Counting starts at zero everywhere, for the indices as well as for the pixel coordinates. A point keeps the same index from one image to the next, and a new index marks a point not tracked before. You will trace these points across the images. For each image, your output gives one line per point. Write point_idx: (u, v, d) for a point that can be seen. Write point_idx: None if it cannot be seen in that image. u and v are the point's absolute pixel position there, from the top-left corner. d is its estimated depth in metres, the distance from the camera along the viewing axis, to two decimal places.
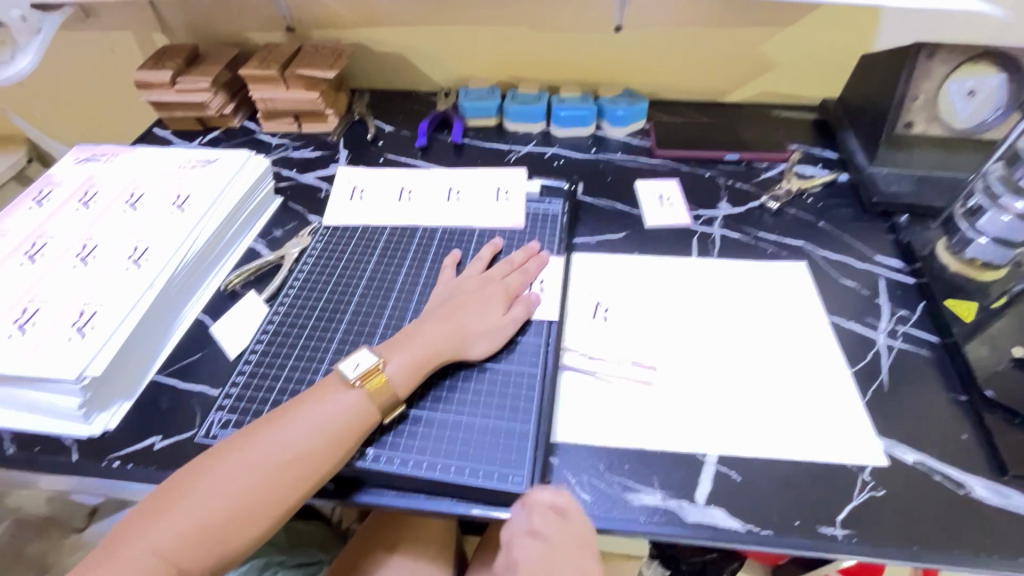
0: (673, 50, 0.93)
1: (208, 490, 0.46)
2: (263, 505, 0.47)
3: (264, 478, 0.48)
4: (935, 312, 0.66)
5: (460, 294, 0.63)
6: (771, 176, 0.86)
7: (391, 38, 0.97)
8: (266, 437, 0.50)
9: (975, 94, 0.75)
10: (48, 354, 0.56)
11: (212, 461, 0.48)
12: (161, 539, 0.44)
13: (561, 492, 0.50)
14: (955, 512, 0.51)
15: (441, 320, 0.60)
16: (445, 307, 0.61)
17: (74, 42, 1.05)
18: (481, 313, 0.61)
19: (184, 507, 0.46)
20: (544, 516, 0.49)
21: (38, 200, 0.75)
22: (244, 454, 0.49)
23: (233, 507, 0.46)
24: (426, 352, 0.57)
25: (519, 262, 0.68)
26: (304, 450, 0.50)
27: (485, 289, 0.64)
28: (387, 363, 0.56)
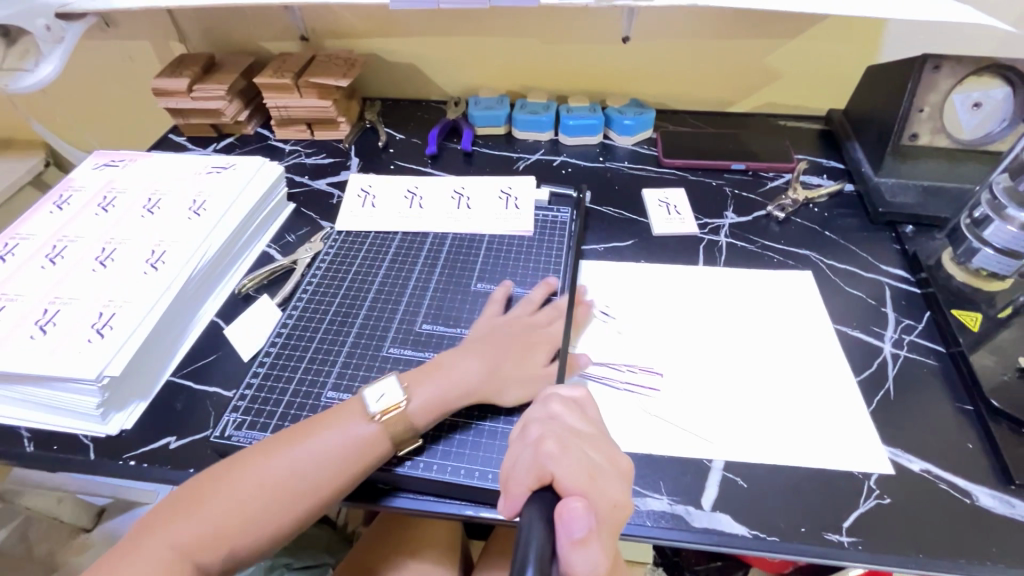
0: (680, 61, 0.94)
1: (228, 497, 0.49)
2: (276, 516, 0.49)
3: (274, 498, 0.49)
4: (941, 321, 0.67)
5: (503, 334, 0.62)
6: (778, 186, 0.87)
7: (403, 48, 0.99)
8: (286, 452, 0.51)
9: (981, 106, 0.75)
10: (68, 355, 0.58)
11: (234, 467, 0.50)
12: (182, 535, 0.47)
13: (578, 390, 0.49)
14: (960, 521, 0.51)
15: (480, 357, 0.59)
16: (484, 341, 0.61)
17: (94, 50, 1.07)
18: (521, 364, 0.60)
19: (209, 508, 0.48)
20: (559, 404, 0.47)
21: (59, 204, 0.77)
22: (262, 467, 0.50)
23: (246, 515, 0.48)
24: (459, 390, 0.56)
25: (565, 309, 0.66)
26: (313, 470, 0.51)
27: (530, 338, 0.62)
28: (411, 399, 0.55)
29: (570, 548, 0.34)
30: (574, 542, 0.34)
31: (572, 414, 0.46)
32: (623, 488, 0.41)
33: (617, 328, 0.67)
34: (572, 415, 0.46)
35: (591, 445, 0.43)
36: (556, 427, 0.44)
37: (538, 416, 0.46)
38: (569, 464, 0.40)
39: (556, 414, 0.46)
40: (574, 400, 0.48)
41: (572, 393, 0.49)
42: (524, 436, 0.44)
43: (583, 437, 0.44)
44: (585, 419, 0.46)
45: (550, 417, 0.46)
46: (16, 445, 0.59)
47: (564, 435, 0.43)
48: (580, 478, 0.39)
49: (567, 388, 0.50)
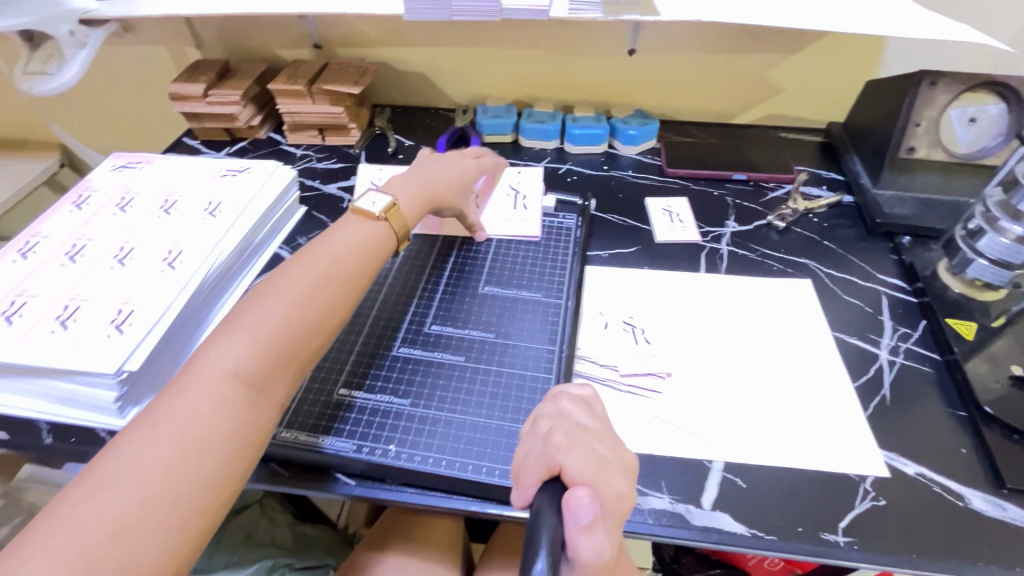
0: (684, 73, 0.97)
1: (264, 310, 0.53)
2: (316, 302, 0.56)
3: (310, 289, 0.56)
4: (936, 330, 0.68)
5: (446, 165, 0.77)
6: (778, 196, 0.89)
7: (414, 57, 1.02)
8: (298, 266, 0.58)
9: (976, 121, 0.78)
10: (89, 350, 0.59)
11: (248, 304, 0.54)
12: (230, 358, 0.49)
13: (585, 388, 0.51)
14: (952, 522, 0.53)
15: (433, 169, 0.75)
16: (430, 163, 0.76)
17: (111, 55, 1.10)
18: (463, 188, 0.77)
19: (241, 331, 0.51)
20: (568, 401, 0.49)
21: (78, 204, 0.79)
22: (281, 284, 0.56)
23: (291, 318, 0.53)
24: (428, 192, 0.72)
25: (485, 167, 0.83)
26: (337, 266, 0.59)
27: (465, 181, 0.78)
28: (399, 200, 0.68)
29: (577, 533, 0.36)
30: (580, 528, 0.36)
31: (579, 410, 0.48)
32: (628, 481, 0.43)
33: (617, 325, 0.69)
34: (580, 412, 0.48)
35: (596, 439, 0.45)
36: (564, 421, 0.46)
37: (547, 412, 0.48)
38: (577, 454, 0.41)
39: (565, 410, 0.48)
40: (582, 399, 0.50)
41: (580, 391, 0.51)
42: (534, 429, 0.46)
43: (591, 431, 0.45)
44: (591, 415, 0.48)
45: (560, 414, 0.47)
46: (37, 438, 0.61)
47: (572, 429, 0.44)
48: (586, 469, 0.41)
49: (574, 386, 0.52)
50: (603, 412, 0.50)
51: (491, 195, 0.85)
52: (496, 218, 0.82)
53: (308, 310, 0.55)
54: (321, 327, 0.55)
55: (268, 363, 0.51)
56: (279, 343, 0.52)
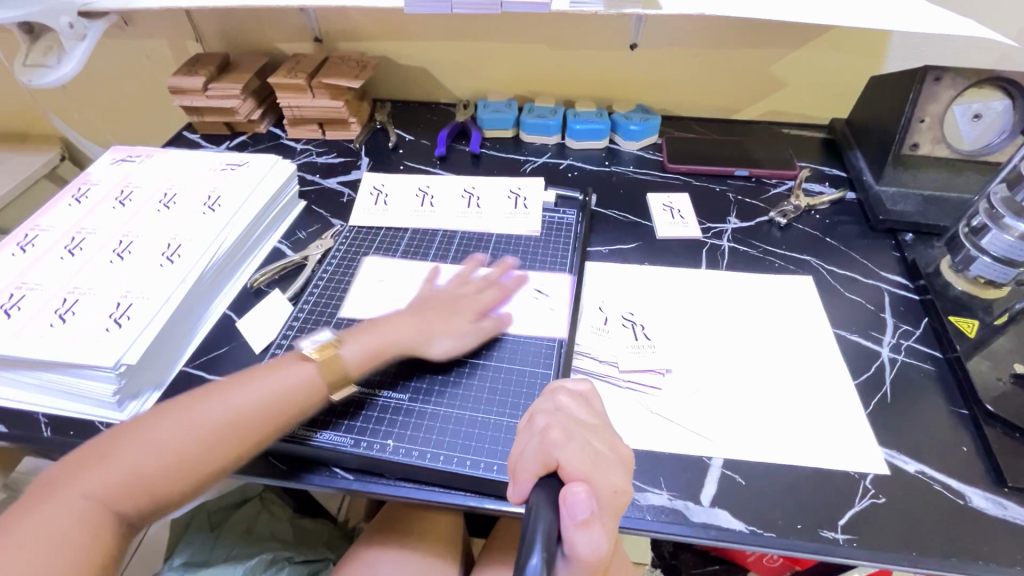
0: (686, 69, 0.96)
1: (156, 438, 0.50)
2: (210, 449, 0.51)
3: (210, 433, 0.52)
4: (938, 327, 0.68)
5: (428, 301, 0.67)
6: (780, 192, 0.89)
7: (415, 51, 1.01)
8: (219, 396, 0.54)
9: (981, 117, 0.77)
10: (87, 343, 0.59)
11: (155, 419, 0.52)
12: (96, 484, 0.47)
13: (583, 382, 0.52)
14: (952, 520, 0.53)
15: (408, 317, 0.64)
16: (412, 309, 0.66)
17: (111, 48, 1.09)
18: (449, 318, 0.65)
19: (124, 455, 0.49)
20: (565, 396, 0.49)
21: (77, 197, 0.78)
22: (191, 412, 0.52)
23: (175, 458, 0.50)
24: (386, 340, 0.62)
25: (496, 278, 0.70)
26: (248, 412, 0.54)
27: (456, 300, 0.67)
28: (344, 345, 0.61)
29: (573, 530, 0.35)
30: (577, 523, 0.35)
31: (576, 407, 0.48)
32: (624, 476, 0.43)
33: (616, 320, 0.69)
34: (579, 408, 0.48)
35: (592, 435, 0.45)
36: (561, 417, 0.46)
37: (544, 409, 0.48)
38: (573, 451, 0.41)
39: (562, 406, 0.48)
40: (580, 394, 0.50)
41: (578, 387, 0.51)
42: (531, 426, 0.46)
43: (588, 427, 0.45)
44: (587, 411, 0.48)
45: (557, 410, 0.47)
46: (35, 430, 0.60)
47: (569, 425, 0.44)
48: (583, 465, 0.40)
49: (571, 383, 0.52)
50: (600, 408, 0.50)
51: (518, 293, 0.70)
52: (525, 316, 0.68)
53: (197, 455, 0.51)
54: (202, 475, 0.51)
55: (131, 498, 0.48)
56: (150, 482, 0.49)
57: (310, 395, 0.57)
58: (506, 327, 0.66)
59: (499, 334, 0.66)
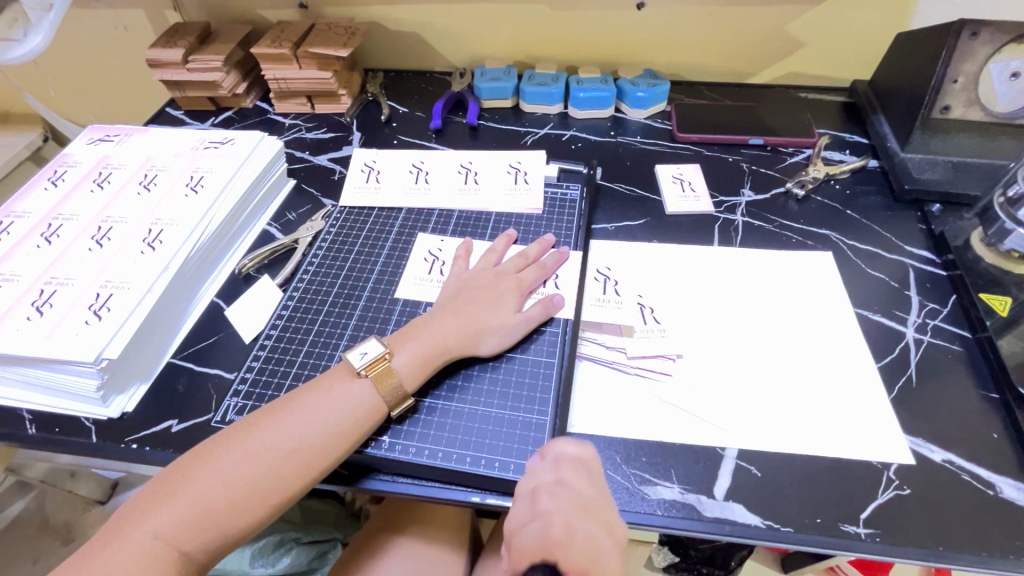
0: (697, 29, 0.89)
1: (221, 471, 0.47)
2: (277, 481, 0.48)
3: (275, 464, 0.48)
4: (967, 306, 0.64)
5: (472, 289, 0.62)
6: (797, 162, 0.83)
7: (406, 16, 0.95)
8: (280, 421, 0.50)
9: (1020, 75, 0.70)
10: (66, 337, 0.56)
11: (216, 450, 0.48)
12: (164, 523, 0.44)
13: (585, 446, 0.49)
14: (982, 512, 0.50)
15: (454, 312, 0.59)
16: (456, 302, 0.61)
17: (86, 19, 1.03)
18: (494, 308, 0.60)
19: (190, 490, 0.46)
20: (567, 465, 0.47)
21: (53, 181, 0.74)
22: (253, 442, 0.49)
23: (243, 493, 0.47)
24: (437, 345, 0.57)
25: (534, 257, 0.66)
26: (311, 440, 0.49)
27: (498, 284, 0.62)
28: (394, 355, 0.56)
29: None
30: None
31: (580, 482, 0.45)
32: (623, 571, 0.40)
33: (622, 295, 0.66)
34: (580, 480, 0.45)
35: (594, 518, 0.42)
36: (565, 496, 0.43)
37: (547, 483, 0.45)
38: (576, 545, 0.38)
39: (565, 478, 0.45)
40: (579, 460, 0.47)
41: (578, 450, 0.48)
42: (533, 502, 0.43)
43: (592, 510, 0.43)
44: (592, 488, 0.45)
45: (558, 483, 0.45)
46: (19, 427, 0.58)
47: (572, 510, 0.42)
48: (583, 557, 0.38)
49: (573, 447, 0.49)
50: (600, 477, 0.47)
51: (559, 270, 0.67)
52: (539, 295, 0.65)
53: (262, 489, 0.47)
54: (267, 509, 0.48)
55: (195, 541, 0.45)
56: (215, 526, 0.46)
57: (368, 415, 0.52)
58: (556, 309, 0.62)
59: (548, 318, 0.62)
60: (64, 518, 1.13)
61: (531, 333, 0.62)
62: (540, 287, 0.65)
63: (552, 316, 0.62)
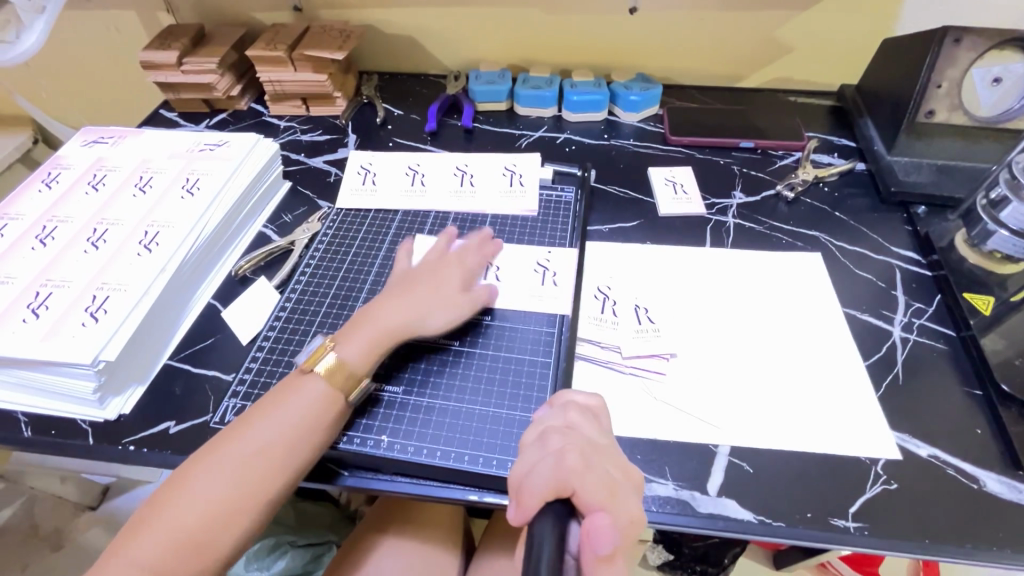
0: (688, 34, 0.91)
1: (193, 492, 0.47)
2: (253, 487, 0.48)
3: (247, 472, 0.49)
4: (952, 304, 0.65)
5: (407, 275, 0.63)
6: (787, 164, 0.85)
7: (401, 19, 0.95)
8: (251, 430, 0.51)
9: (1000, 81, 0.72)
10: (62, 339, 0.56)
11: (186, 474, 0.48)
12: (146, 553, 0.45)
13: (593, 397, 0.51)
14: (967, 505, 0.51)
15: (395, 300, 0.60)
16: (396, 289, 0.61)
17: (81, 21, 1.03)
18: (434, 290, 0.61)
19: (168, 517, 0.46)
20: (576, 410, 0.48)
21: (47, 182, 0.74)
22: (222, 458, 0.49)
23: (220, 507, 0.47)
24: (381, 329, 0.57)
25: (477, 243, 0.67)
26: (280, 440, 0.50)
27: (438, 269, 0.63)
28: (340, 348, 0.56)
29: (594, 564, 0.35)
30: (598, 558, 0.35)
31: (589, 426, 0.47)
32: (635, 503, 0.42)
33: (620, 317, 0.65)
34: (590, 426, 0.47)
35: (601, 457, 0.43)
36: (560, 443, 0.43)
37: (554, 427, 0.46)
38: (592, 477, 0.40)
39: (574, 422, 0.47)
40: (589, 409, 0.49)
41: (588, 400, 0.50)
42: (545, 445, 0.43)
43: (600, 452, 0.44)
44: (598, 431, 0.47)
45: (569, 427, 0.46)
46: (14, 430, 0.58)
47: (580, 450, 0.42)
48: (601, 494, 0.39)
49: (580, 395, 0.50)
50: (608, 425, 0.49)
51: (515, 263, 0.68)
52: (516, 291, 0.66)
53: (240, 499, 0.48)
54: (248, 519, 0.48)
55: (183, 564, 0.45)
56: (200, 547, 0.46)
57: (333, 408, 0.53)
58: (494, 295, 0.63)
59: (488, 303, 0.64)
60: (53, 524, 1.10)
61: (475, 321, 0.63)
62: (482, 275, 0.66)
63: (491, 303, 0.64)
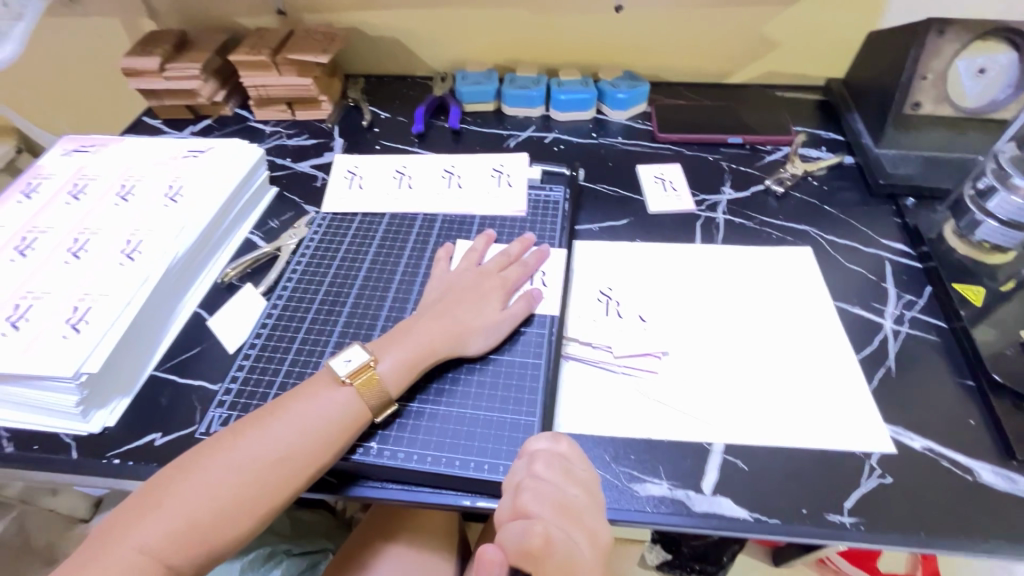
0: (675, 30, 0.91)
1: (206, 481, 0.46)
2: (265, 489, 0.47)
3: (264, 473, 0.48)
4: (942, 296, 0.65)
5: (456, 290, 0.62)
6: (776, 159, 0.85)
7: (386, 21, 0.95)
8: (270, 426, 0.50)
9: (986, 72, 0.73)
10: (44, 352, 0.55)
11: (201, 460, 0.48)
12: (150, 537, 0.44)
13: (559, 441, 0.49)
14: (961, 497, 0.51)
15: (439, 315, 0.59)
16: (439, 304, 0.61)
17: (61, 28, 1.02)
18: (479, 308, 0.60)
19: (176, 502, 0.45)
20: (543, 462, 0.46)
21: (27, 193, 0.73)
22: (237, 451, 0.48)
23: (231, 501, 0.46)
24: (423, 346, 0.57)
25: (516, 254, 0.67)
26: (298, 446, 0.49)
27: (482, 284, 0.63)
28: (379, 361, 0.55)
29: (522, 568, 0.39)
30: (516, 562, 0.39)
31: (560, 479, 0.45)
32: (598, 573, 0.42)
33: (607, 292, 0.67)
34: (558, 476, 0.45)
35: (576, 524, 0.43)
36: (549, 495, 0.44)
37: (525, 480, 0.45)
38: (556, 559, 0.39)
39: (539, 475, 0.45)
40: (558, 455, 0.47)
41: (556, 446, 0.48)
42: (513, 500, 0.43)
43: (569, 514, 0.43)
44: (583, 492, 0.45)
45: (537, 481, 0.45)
46: None
47: (554, 514, 0.42)
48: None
49: (547, 441, 0.49)
50: (580, 470, 0.47)
51: (540, 269, 0.67)
52: (552, 298, 0.65)
53: (251, 497, 0.47)
54: (254, 519, 0.47)
55: (182, 552, 0.44)
56: (203, 538, 0.45)
57: (354, 419, 0.52)
58: (537, 303, 0.62)
59: (529, 313, 0.62)
60: (46, 539, 1.10)
61: (516, 333, 0.62)
62: (526, 283, 0.66)
63: (533, 314, 0.63)
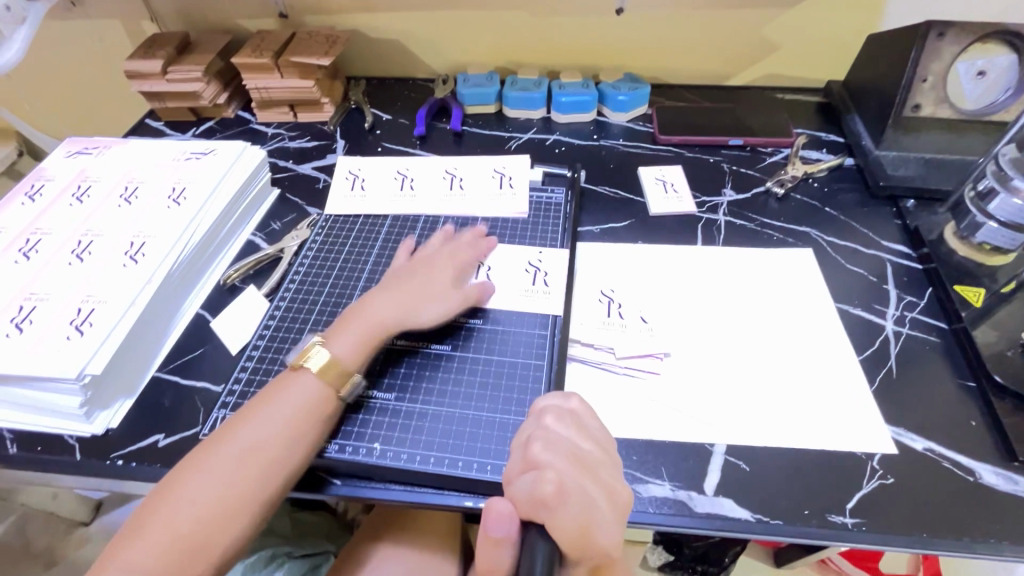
0: (675, 33, 0.91)
1: (189, 494, 0.46)
2: (256, 483, 0.48)
3: (247, 470, 0.48)
4: (943, 297, 0.65)
5: (402, 271, 0.64)
6: (776, 161, 0.85)
7: (387, 24, 0.95)
8: (242, 428, 0.50)
9: (985, 73, 0.73)
10: (48, 353, 0.55)
11: (179, 477, 0.48)
12: (145, 558, 0.44)
13: (570, 399, 0.48)
14: (962, 497, 0.51)
15: (388, 292, 0.61)
16: (389, 282, 0.62)
17: (64, 31, 1.02)
18: (428, 284, 0.62)
19: (163, 521, 0.45)
20: (555, 416, 0.45)
21: (30, 195, 0.73)
22: (214, 460, 0.48)
23: (225, 500, 0.47)
24: (372, 324, 0.58)
25: (471, 240, 0.68)
26: (281, 437, 0.50)
27: (431, 262, 0.64)
28: (330, 343, 0.56)
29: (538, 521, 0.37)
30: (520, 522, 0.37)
31: (573, 432, 0.44)
32: (615, 531, 0.40)
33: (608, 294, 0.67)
34: (567, 429, 0.44)
35: (590, 476, 0.41)
36: (561, 447, 0.42)
37: (536, 432, 0.44)
38: (569, 510, 0.37)
39: (551, 428, 0.44)
40: (569, 411, 0.46)
41: (567, 404, 0.47)
42: (524, 452, 0.42)
43: (582, 462, 0.42)
44: (597, 447, 0.44)
45: (547, 433, 0.44)
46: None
47: (567, 464, 0.41)
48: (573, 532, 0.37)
49: (558, 399, 0.48)
50: (595, 428, 0.46)
51: (539, 267, 0.68)
52: (555, 300, 0.65)
53: (240, 497, 0.47)
54: (250, 517, 0.47)
55: (185, 565, 0.44)
56: (202, 546, 0.45)
57: (324, 404, 0.53)
58: (490, 285, 0.64)
59: (481, 297, 0.64)
60: (47, 541, 1.10)
61: (519, 334, 0.62)
62: (478, 269, 0.67)
63: (487, 295, 0.64)
